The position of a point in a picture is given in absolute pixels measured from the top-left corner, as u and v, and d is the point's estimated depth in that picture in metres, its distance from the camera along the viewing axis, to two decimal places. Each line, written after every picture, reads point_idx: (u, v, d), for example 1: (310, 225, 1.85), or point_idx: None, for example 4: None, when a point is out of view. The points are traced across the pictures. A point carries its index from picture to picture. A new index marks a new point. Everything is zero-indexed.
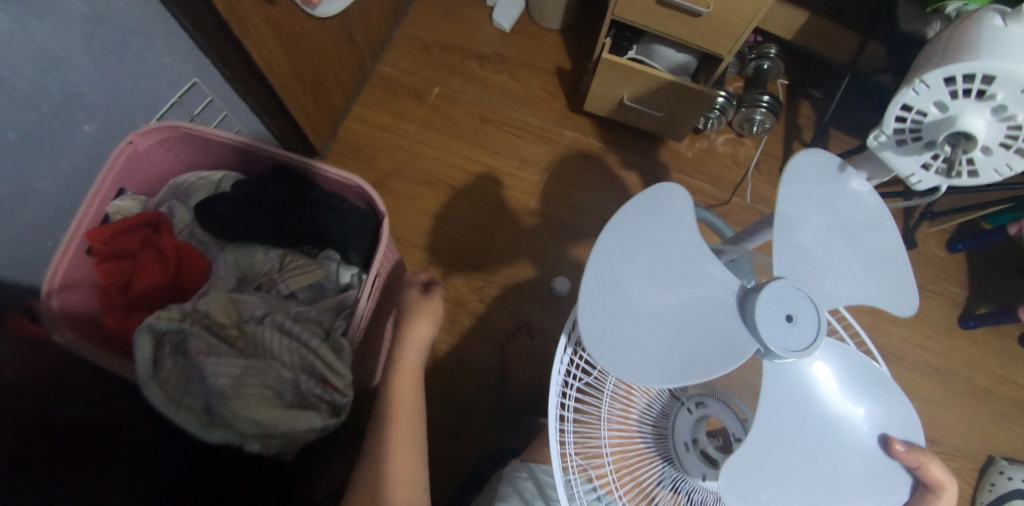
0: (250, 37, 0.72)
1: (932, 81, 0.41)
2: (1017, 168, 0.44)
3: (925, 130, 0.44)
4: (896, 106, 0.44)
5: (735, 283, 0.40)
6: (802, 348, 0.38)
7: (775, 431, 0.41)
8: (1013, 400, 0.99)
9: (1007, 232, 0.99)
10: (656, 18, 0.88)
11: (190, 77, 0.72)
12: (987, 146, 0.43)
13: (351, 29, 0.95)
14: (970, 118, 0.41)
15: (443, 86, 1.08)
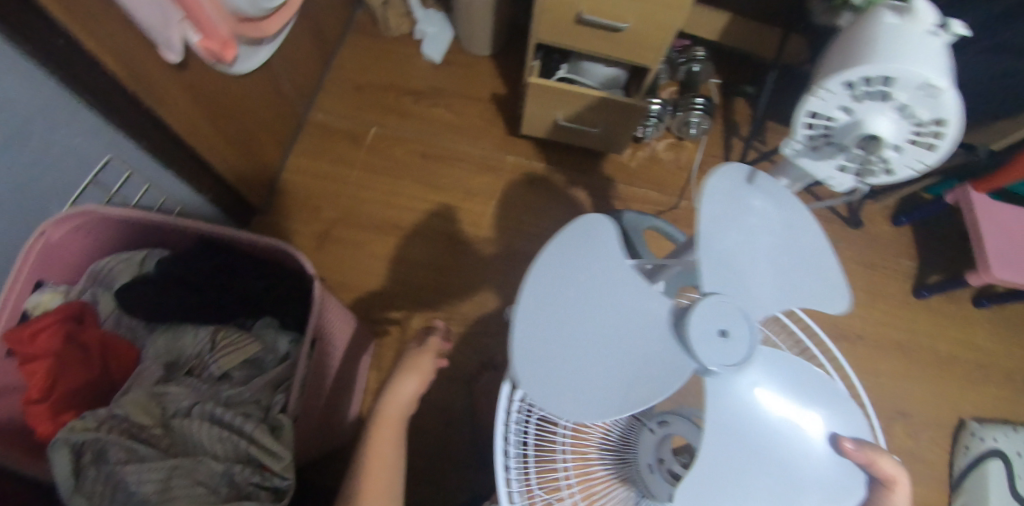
0: (169, 108, 0.71)
1: (831, 87, 0.38)
2: (933, 164, 0.39)
3: (838, 133, 0.41)
4: (802, 114, 0.41)
5: (664, 302, 0.37)
6: (739, 363, 0.35)
7: (725, 451, 0.36)
8: (975, 362, 1.02)
9: (946, 202, 1.01)
10: (580, 37, 0.88)
11: (104, 155, 0.66)
12: (900, 147, 0.39)
13: (277, 81, 0.93)
14: (876, 120, 0.37)
15: (380, 126, 1.07)
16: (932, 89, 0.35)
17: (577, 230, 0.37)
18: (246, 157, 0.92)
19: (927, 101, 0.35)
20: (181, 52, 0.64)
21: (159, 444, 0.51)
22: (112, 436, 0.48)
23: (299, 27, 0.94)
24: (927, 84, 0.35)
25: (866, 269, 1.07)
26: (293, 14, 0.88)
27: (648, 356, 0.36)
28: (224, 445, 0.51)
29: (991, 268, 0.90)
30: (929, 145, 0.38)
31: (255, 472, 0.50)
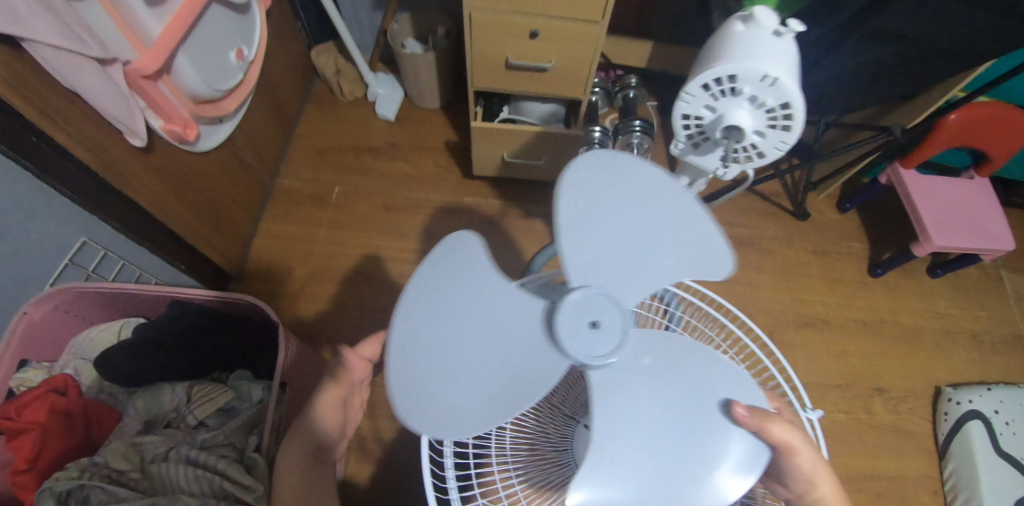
0: (134, 183, 0.76)
1: (693, 91, 0.47)
2: (792, 141, 0.48)
3: (710, 129, 0.50)
4: (678, 117, 0.50)
5: (536, 303, 0.39)
6: (613, 352, 0.37)
7: (609, 436, 0.38)
8: (938, 329, 1.06)
9: (881, 184, 1.07)
10: (513, 81, 0.96)
11: (79, 238, 0.73)
12: (761, 130, 0.48)
13: (241, 155, 1.00)
14: (734, 113, 0.46)
15: (343, 185, 1.13)
16: (768, 79, 0.42)
17: (446, 248, 0.39)
18: (216, 229, 0.97)
19: (770, 91, 0.44)
20: (145, 136, 0.71)
21: (138, 487, 0.53)
22: (93, 481, 0.51)
23: (257, 104, 1.02)
24: (763, 76, 0.42)
25: (821, 256, 1.11)
26: (249, 93, 0.96)
27: (512, 355, 0.37)
28: (199, 481, 0.53)
29: (931, 238, 0.95)
30: (783, 126, 0.47)
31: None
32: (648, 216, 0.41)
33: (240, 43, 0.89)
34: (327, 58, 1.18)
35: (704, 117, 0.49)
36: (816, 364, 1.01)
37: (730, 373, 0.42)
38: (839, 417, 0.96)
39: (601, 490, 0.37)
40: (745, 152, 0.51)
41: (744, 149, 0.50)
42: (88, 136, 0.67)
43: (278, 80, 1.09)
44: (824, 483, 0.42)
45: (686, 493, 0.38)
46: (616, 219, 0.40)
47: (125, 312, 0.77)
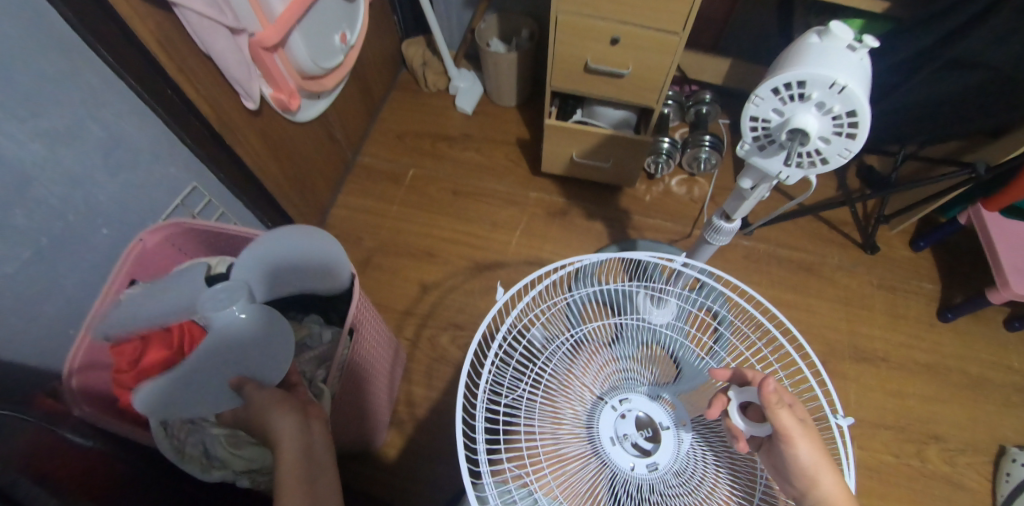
0: (242, 143, 0.86)
1: (763, 94, 0.46)
2: (856, 149, 0.46)
3: (775, 132, 0.48)
4: (745, 119, 0.49)
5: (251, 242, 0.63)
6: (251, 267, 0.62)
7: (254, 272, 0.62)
8: (1014, 386, 0.99)
9: (960, 223, 1.02)
10: (586, 84, 1.00)
11: (191, 182, 0.83)
12: (825, 136, 0.46)
13: (331, 130, 1.10)
14: (801, 117, 0.45)
15: (417, 168, 1.21)
16: (838, 85, 0.41)
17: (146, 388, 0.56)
18: (301, 193, 1.06)
19: (837, 98, 0.42)
20: (256, 100, 0.81)
21: None
22: None
23: (351, 85, 1.12)
24: (832, 82, 0.41)
25: (884, 291, 1.08)
26: (346, 73, 1.06)
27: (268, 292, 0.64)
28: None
29: (1009, 283, 0.89)
30: (849, 133, 0.45)
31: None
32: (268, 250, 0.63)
33: (344, 27, 0.96)
34: (416, 50, 1.27)
35: (771, 120, 0.48)
36: (868, 400, 0.97)
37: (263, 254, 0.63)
38: (888, 458, 0.92)
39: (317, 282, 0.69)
40: (808, 158, 0.48)
41: (806, 155, 0.48)
42: (212, 93, 0.77)
43: (372, 66, 1.19)
44: (827, 481, 0.42)
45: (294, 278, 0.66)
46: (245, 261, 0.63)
47: (220, 252, 0.84)
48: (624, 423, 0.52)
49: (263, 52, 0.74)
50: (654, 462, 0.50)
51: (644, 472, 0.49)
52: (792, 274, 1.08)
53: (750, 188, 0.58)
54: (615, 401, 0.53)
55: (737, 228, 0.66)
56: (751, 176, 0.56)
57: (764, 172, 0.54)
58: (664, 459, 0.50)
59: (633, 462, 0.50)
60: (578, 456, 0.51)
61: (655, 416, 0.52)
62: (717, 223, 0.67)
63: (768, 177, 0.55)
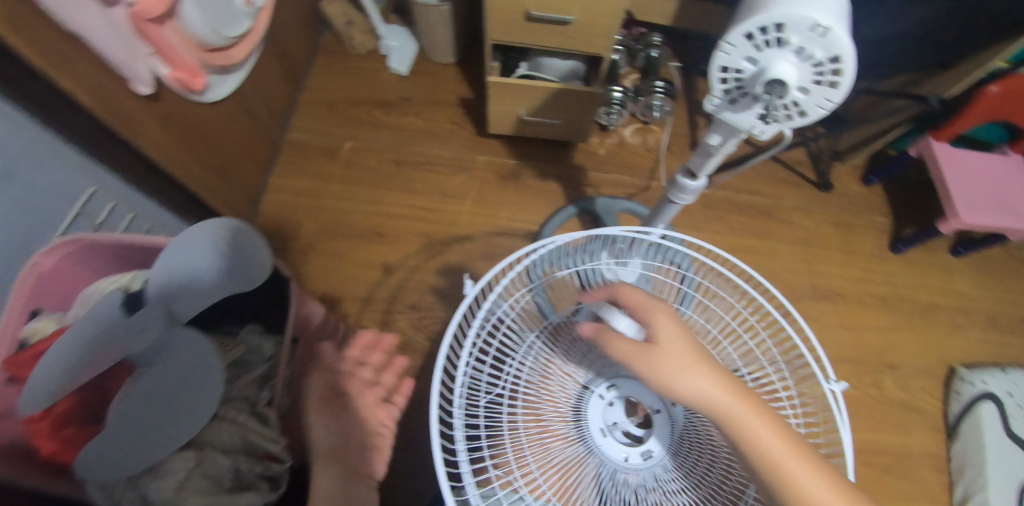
0: (143, 135, 0.74)
1: (734, 41, 0.40)
2: (837, 100, 0.41)
3: (748, 84, 0.43)
4: (715, 70, 0.43)
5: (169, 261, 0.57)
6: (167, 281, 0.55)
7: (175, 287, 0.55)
8: (958, 309, 1.04)
9: (910, 156, 1.02)
10: (530, 34, 0.91)
11: (88, 188, 0.69)
12: (804, 87, 0.40)
13: (251, 107, 0.98)
14: (779, 65, 0.39)
15: (354, 140, 1.10)
16: (819, 27, 0.36)
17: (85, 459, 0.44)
18: (225, 181, 0.94)
19: (819, 41, 0.37)
20: (151, 84, 0.70)
21: None
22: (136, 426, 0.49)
23: (267, 53, 0.98)
24: (814, 24, 0.36)
25: (840, 229, 1.08)
26: (259, 41, 0.92)
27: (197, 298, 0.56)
28: (234, 439, 0.55)
29: (959, 214, 0.91)
30: (830, 82, 0.40)
31: (259, 461, 0.56)
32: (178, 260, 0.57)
33: None
34: (338, 7, 1.12)
35: (744, 69, 0.42)
36: (829, 338, 0.99)
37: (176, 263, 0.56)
38: (849, 391, 0.96)
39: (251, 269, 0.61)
40: (785, 112, 0.43)
41: (783, 109, 0.43)
42: (95, 81, 0.64)
43: (288, 28, 1.04)
44: None
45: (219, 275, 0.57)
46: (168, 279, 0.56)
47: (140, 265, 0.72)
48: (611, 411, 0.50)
49: (149, 26, 0.63)
50: (647, 449, 0.48)
51: (637, 461, 0.47)
52: (753, 219, 1.07)
53: (718, 144, 0.53)
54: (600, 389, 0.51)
55: (702, 187, 0.62)
56: (720, 132, 0.51)
57: (735, 127, 0.49)
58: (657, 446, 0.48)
59: (626, 452, 0.48)
60: (568, 450, 0.48)
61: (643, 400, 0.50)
62: (682, 181, 0.62)
63: (737, 133, 0.49)
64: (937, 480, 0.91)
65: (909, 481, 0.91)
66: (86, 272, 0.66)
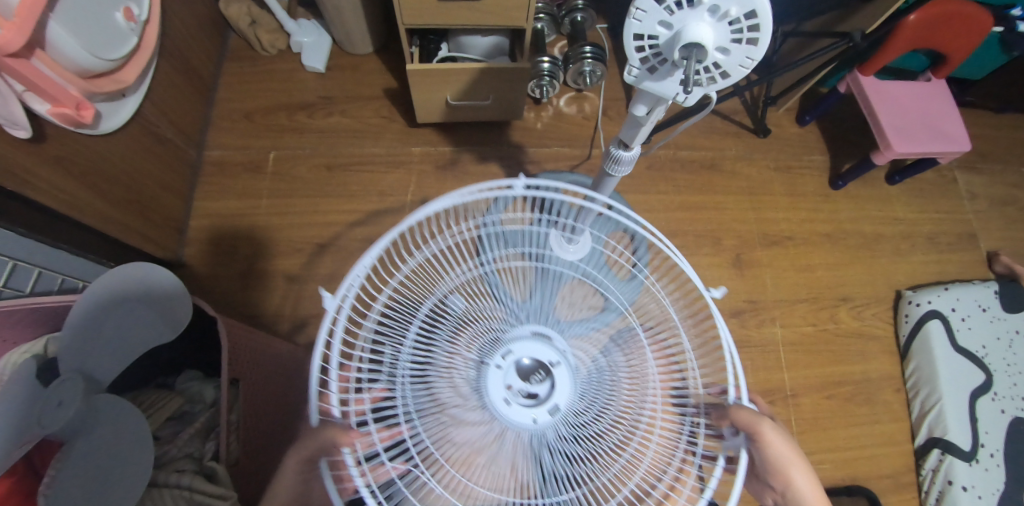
0: (36, 184, 0.66)
1: (644, 6, 0.37)
2: (759, 59, 0.38)
3: (665, 50, 0.39)
4: (629, 39, 0.40)
5: (72, 313, 0.49)
6: (83, 341, 0.50)
7: (93, 347, 0.51)
8: (898, 235, 1.08)
9: (840, 93, 1.03)
10: (446, 15, 0.85)
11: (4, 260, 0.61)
12: (723, 47, 0.37)
13: (157, 130, 0.89)
14: (693, 27, 0.35)
15: (278, 149, 1.03)
16: None
17: None
18: (143, 215, 0.87)
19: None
20: (28, 125, 0.61)
21: None
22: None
23: (165, 68, 0.89)
24: None
25: (782, 173, 1.10)
26: (153, 57, 0.84)
27: (117, 353, 0.53)
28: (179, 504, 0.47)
29: (892, 144, 0.93)
30: (749, 38, 0.37)
31: None
32: (94, 317, 0.50)
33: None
34: (238, 7, 1.03)
35: (658, 35, 0.39)
36: (784, 281, 1.01)
37: (90, 321, 0.50)
38: (807, 329, 0.98)
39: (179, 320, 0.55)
40: (707, 75, 0.40)
41: (705, 72, 0.40)
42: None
43: (185, 38, 0.95)
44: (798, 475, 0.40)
45: (142, 329, 0.53)
46: (76, 337, 0.50)
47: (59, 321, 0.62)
48: (511, 376, 0.44)
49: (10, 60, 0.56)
50: (555, 406, 0.43)
51: (549, 421, 0.42)
52: (698, 175, 1.07)
53: (646, 114, 0.49)
54: (498, 357, 0.44)
55: (637, 156, 0.59)
56: (644, 102, 0.47)
57: (660, 96, 0.45)
58: (564, 399, 0.43)
59: (535, 415, 0.42)
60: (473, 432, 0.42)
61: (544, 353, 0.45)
62: (617, 153, 0.59)
63: (662, 101, 0.46)
64: (896, 401, 0.96)
65: (870, 405, 0.95)
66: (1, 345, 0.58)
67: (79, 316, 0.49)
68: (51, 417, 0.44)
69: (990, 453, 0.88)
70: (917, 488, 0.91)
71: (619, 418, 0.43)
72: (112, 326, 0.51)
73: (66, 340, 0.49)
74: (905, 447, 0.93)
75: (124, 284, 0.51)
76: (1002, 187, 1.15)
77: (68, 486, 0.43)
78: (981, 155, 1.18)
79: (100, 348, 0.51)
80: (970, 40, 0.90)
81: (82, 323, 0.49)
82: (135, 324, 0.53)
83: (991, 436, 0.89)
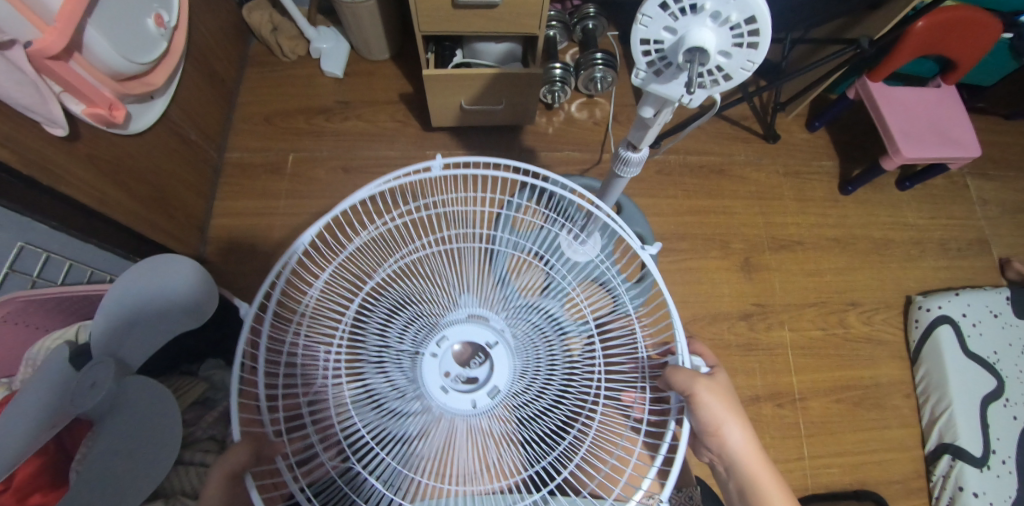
0: (71, 183, 0.69)
1: (649, 12, 0.39)
2: (760, 61, 0.40)
3: (670, 54, 0.41)
4: (636, 43, 0.42)
5: (107, 298, 0.54)
6: (114, 325, 0.54)
7: (126, 331, 0.55)
8: (909, 240, 1.08)
9: (849, 99, 1.04)
10: (460, 22, 0.88)
11: (15, 242, 0.64)
12: (725, 51, 0.39)
13: (182, 131, 0.92)
14: (696, 32, 0.38)
15: (296, 151, 1.07)
16: None
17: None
18: (167, 214, 0.90)
19: (733, 4, 0.36)
20: (66, 125, 0.65)
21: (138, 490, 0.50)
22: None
23: (190, 73, 0.93)
24: None
25: (791, 178, 1.11)
26: (180, 62, 0.87)
27: (147, 338, 0.56)
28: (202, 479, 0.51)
29: (901, 149, 0.94)
30: (750, 42, 0.38)
31: None
32: (123, 304, 0.54)
33: (158, 7, 0.78)
34: (261, 14, 1.07)
35: (663, 39, 0.40)
36: (792, 285, 1.02)
37: (121, 307, 0.54)
38: (816, 333, 0.99)
39: (198, 310, 0.56)
40: (710, 77, 0.42)
41: (708, 74, 0.42)
42: (9, 133, 0.59)
43: (210, 44, 0.98)
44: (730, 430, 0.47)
45: (167, 318, 0.55)
46: (110, 320, 0.54)
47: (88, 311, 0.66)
48: (446, 364, 0.51)
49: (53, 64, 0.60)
50: (494, 388, 0.51)
51: (485, 403, 0.50)
52: (708, 179, 1.08)
53: (652, 115, 0.51)
54: (433, 346, 0.51)
55: (645, 157, 0.61)
56: (651, 103, 0.49)
57: (666, 97, 0.47)
58: (500, 381, 0.51)
59: (473, 399, 0.50)
60: (419, 416, 0.49)
61: (477, 337, 0.52)
62: (625, 154, 0.61)
63: (669, 102, 0.48)
64: (906, 406, 0.96)
65: (879, 410, 0.95)
66: (28, 329, 0.61)
67: (112, 302, 0.54)
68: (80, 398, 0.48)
69: (1002, 459, 0.88)
70: (927, 494, 0.90)
71: (547, 394, 0.51)
72: (141, 313, 0.55)
73: (100, 323, 0.54)
74: (915, 452, 0.92)
75: (157, 273, 0.55)
76: (1015, 194, 1.15)
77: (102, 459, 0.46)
78: (993, 161, 1.18)
79: (131, 332, 0.55)
80: (981, 45, 0.91)
81: (113, 309, 0.54)
82: (161, 311, 0.55)
83: (1003, 442, 0.89)
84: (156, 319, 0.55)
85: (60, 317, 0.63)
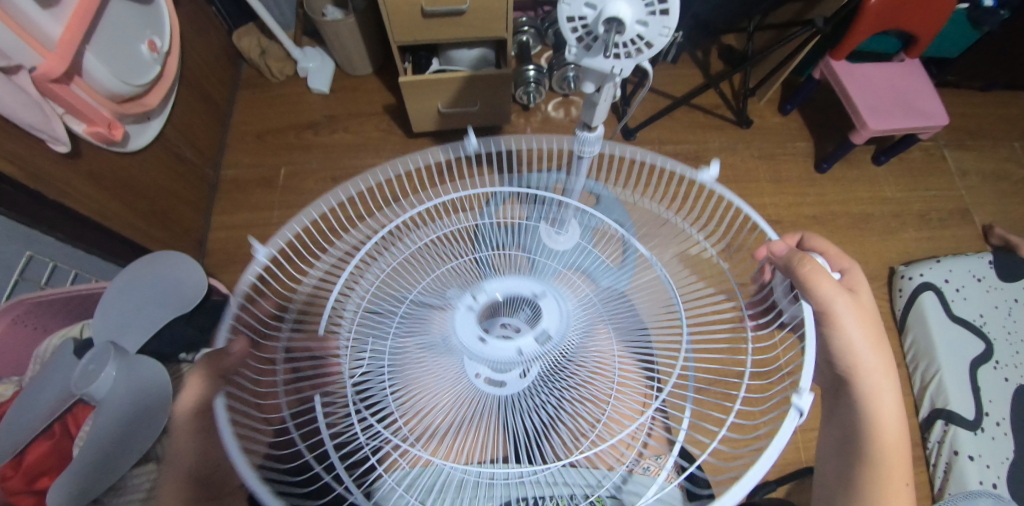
0: (74, 196, 0.75)
1: None
2: (675, 27, 0.43)
3: (594, 27, 0.44)
4: (563, 21, 0.45)
5: (109, 293, 0.59)
6: (113, 319, 0.58)
7: (125, 324, 0.58)
8: (889, 213, 1.10)
9: (815, 79, 1.07)
10: (432, 30, 0.93)
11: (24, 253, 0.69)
12: (642, 20, 0.42)
13: (177, 149, 0.98)
14: (612, 5, 0.41)
15: (288, 164, 1.12)
16: None
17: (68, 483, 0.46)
18: (166, 226, 0.94)
19: None
20: (68, 142, 0.70)
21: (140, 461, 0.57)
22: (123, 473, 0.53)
23: (183, 94, 0.99)
24: None
25: (766, 160, 1.13)
26: (173, 84, 0.93)
27: (140, 326, 0.59)
28: None
29: (866, 122, 0.96)
30: (662, 10, 0.42)
31: None
32: (124, 296, 0.59)
33: (151, 34, 0.85)
34: (250, 40, 1.15)
35: (586, 15, 0.44)
36: None
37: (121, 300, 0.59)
38: None
39: (190, 292, 0.60)
40: (632, 46, 0.45)
41: (630, 44, 0.45)
42: (13, 148, 0.65)
43: (202, 68, 1.05)
44: (864, 354, 0.36)
45: (160, 303, 0.60)
46: (112, 314, 0.58)
47: (88, 314, 0.70)
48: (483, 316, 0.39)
49: (54, 86, 0.65)
50: (545, 334, 0.37)
51: (536, 350, 0.36)
52: None
53: (596, 91, 0.54)
54: (468, 297, 0.39)
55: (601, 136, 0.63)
56: (591, 80, 0.52)
57: (602, 72, 0.50)
58: (553, 327, 0.37)
59: (517, 346, 0.36)
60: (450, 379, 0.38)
61: (520, 288, 0.40)
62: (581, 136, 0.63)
63: (607, 77, 0.51)
64: (897, 375, 0.96)
65: None
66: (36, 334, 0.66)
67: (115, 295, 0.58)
68: (82, 379, 0.52)
69: (996, 421, 0.87)
70: (925, 462, 0.89)
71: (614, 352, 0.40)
72: (138, 303, 0.59)
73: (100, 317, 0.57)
74: (909, 421, 0.92)
75: (156, 267, 0.60)
76: (992, 162, 1.16)
77: (95, 441, 0.48)
78: (969, 132, 1.19)
79: (125, 324, 0.58)
80: (937, 17, 0.93)
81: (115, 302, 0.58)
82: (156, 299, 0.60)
83: (996, 404, 0.88)
84: (151, 306, 0.59)
85: (66, 319, 0.67)
